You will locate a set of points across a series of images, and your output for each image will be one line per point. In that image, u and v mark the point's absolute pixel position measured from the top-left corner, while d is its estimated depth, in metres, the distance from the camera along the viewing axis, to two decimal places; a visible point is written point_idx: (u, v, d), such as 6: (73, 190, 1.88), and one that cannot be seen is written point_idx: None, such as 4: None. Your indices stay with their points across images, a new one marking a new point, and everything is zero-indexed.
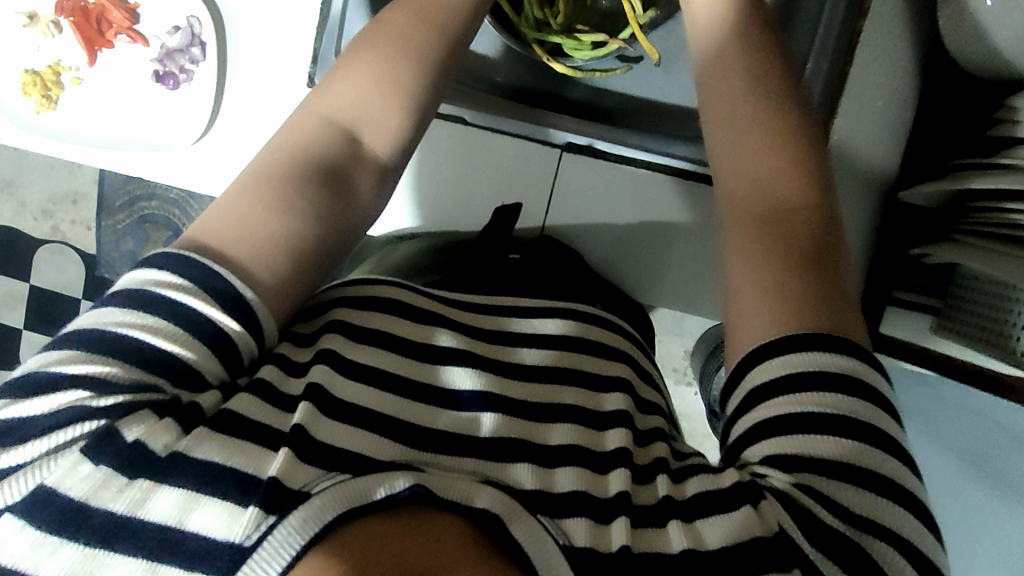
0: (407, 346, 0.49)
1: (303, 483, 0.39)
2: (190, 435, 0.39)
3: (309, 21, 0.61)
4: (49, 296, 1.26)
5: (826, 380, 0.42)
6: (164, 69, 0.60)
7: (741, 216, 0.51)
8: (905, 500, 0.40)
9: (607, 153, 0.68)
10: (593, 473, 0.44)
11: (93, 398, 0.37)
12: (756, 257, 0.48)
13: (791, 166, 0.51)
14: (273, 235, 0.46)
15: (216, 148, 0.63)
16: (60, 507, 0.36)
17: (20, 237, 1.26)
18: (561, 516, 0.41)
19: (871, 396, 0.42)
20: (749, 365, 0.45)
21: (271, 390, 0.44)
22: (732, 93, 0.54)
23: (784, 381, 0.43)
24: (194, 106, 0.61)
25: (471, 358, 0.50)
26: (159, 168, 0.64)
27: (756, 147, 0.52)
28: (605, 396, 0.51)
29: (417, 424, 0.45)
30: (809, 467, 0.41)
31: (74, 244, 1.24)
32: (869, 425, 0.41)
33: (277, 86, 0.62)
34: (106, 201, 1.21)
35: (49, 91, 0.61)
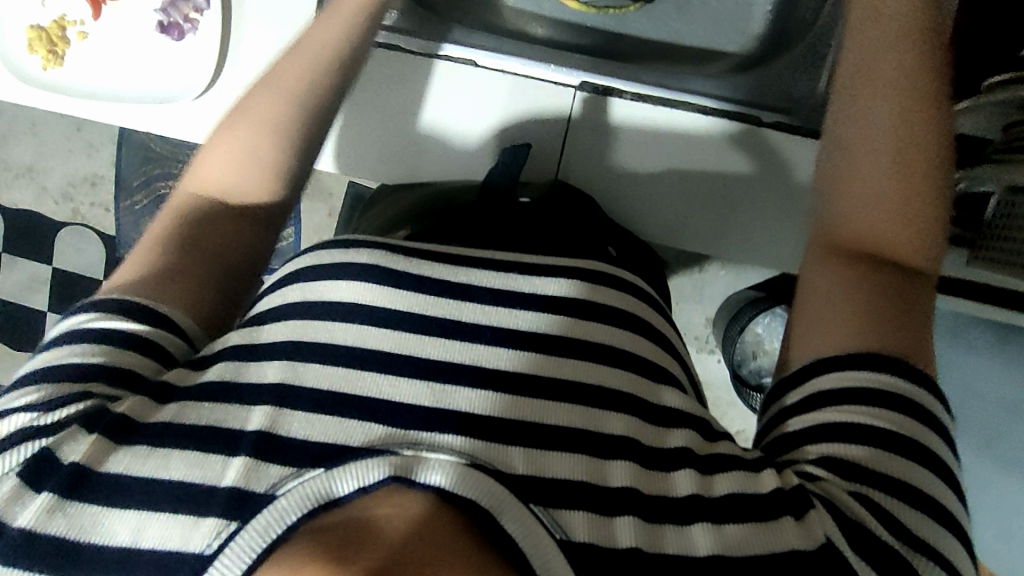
0: (400, 318, 0.45)
1: (269, 484, 0.37)
2: (131, 452, 0.39)
3: None
4: (72, 278, 1.27)
5: (886, 393, 0.40)
6: (169, 20, 0.60)
7: (837, 196, 0.48)
8: (945, 520, 0.38)
9: (625, 90, 0.64)
10: (597, 461, 0.41)
11: (30, 420, 0.38)
12: (844, 278, 0.45)
13: (918, 160, 0.45)
14: (207, 220, 0.50)
15: (217, 102, 0.62)
16: (14, 538, 0.36)
17: (42, 220, 1.27)
18: (556, 506, 0.38)
19: (930, 421, 0.40)
20: (815, 370, 0.43)
21: (223, 388, 0.42)
22: (885, 74, 0.47)
23: (851, 391, 0.41)
24: (197, 57, 0.60)
25: (449, 330, 0.45)
26: (161, 122, 0.62)
27: (889, 140, 0.46)
28: (625, 372, 0.46)
29: (386, 400, 0.41)
30: (867, 477, 0.39)
31: (94, 226, 1.25)
32: (923, 449, 0.39)
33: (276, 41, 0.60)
34: (124, 182, 1.22)
35: (55, 47, 0.61)
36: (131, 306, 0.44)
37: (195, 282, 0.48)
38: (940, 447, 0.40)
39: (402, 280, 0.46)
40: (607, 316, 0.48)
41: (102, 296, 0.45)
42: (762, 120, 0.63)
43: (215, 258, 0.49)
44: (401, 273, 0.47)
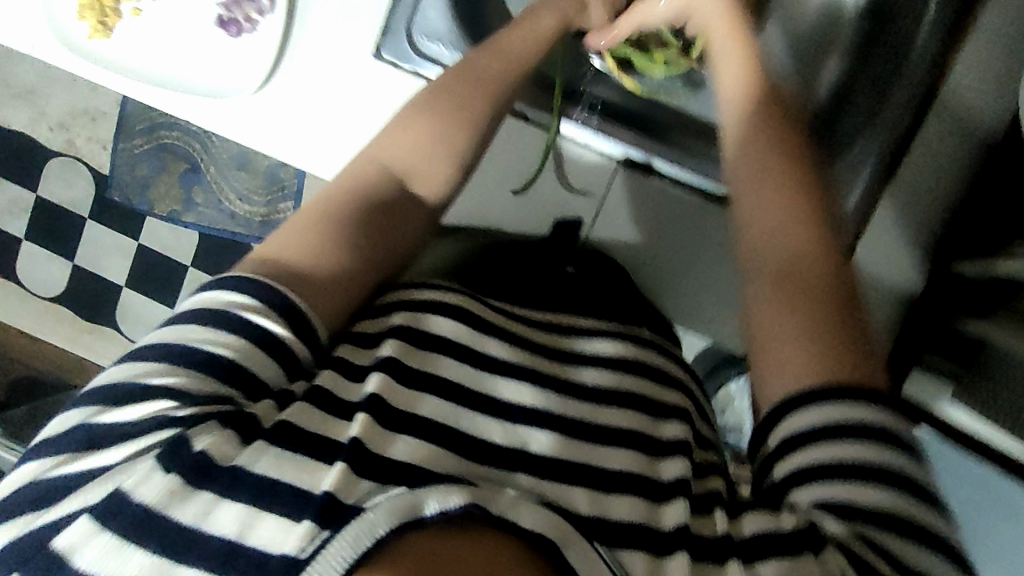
0: (475, 358, 0.45)
1: (356, 498, 0.34)
2: (252, 449, 0.35)
3: None
4: (58, 210, 1.23)
5: (856, 422, 0.39)
6: (229, 15, 0.59)
7: (758, 271, 0.46)
8: (934, 543, 0.37)
9: (664, 170, 0.64)
10: (646, 502, 0.40)
11: (165, 408, 0.35)
12: (780, 302, 0.44)
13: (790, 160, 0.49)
14: (374, 211, 0.48)
15: (268, 104, 0.61)
16: (132, 513, 0.32)
17: (32, 147, 1.21)
18: (616, 546, 0.37)
19: (902, 447, 0.39)
20: (780, 412, 0.41)
21: (328, 398, 0.40)
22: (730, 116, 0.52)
23: (824, 427, 0.39)
24: (254, 57, 0.59)
25: (526, 372, 0.45)
26: (206, 114, 0.62)
27: (754, 162, 0.49)
28: (665, 424, 0.45)
29: (462, 432, 0.40)
30: (861, 510, 0.37)
31: (88, 162, 1.20)
32: (900, 476, 0.38)
33: (337, 55, 0.60)
34: (126, 124, 1.16)
35: (106, 19, 0.59)
36: (275, 301, 0.41)
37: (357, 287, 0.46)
38: (919, 471, 0.39)
39: (476, 322, 0.47)
40: (612, 364, 0.48)
41: (245, 275, 0.41)
42: None
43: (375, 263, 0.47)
44: (480, 322, 0.47)
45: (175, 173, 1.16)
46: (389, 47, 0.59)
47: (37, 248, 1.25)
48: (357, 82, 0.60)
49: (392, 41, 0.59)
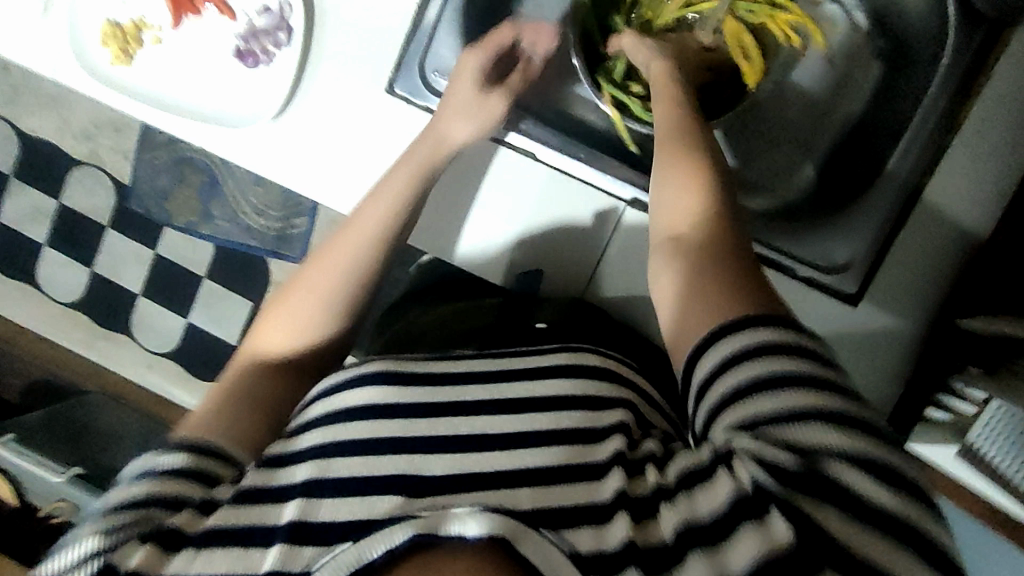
0: (425, 407, 0.43)
1: (302, 565, 0.34)
2: (179, 556, 0.36)
3: (398, 25, 0.60)
4: (79, 219, 1.25)
5: (773, 344, 0.37)
6: (247, 47, 0.60)
7: (664, 243, 0.46)
8: (896, 485, 0.33)
9: None
10: (585, 480, 0.38)
11: (89, 547, 0.36)
12: (676, 263, 0.44)
13: (706, 220, 0.45)
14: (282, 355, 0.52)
15: (280, 134, 0.62)
16: None
17: (56, 156, 1.24)
18: (563, 530, 0.35)
19: (835, 388, 0.35)
20: (702, 345, 0.39)
21: (257, 492, 0.40)
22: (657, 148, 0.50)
23: (740, 350, 0.37)
24: (269, 88, 0.60)
25: (450, 407, 0.44)
26: (219, 140, 0.62)
27: (685, 217, 0.46)
28: (605, 412, 0.45)
29: (405, 475, 0.38)
30: (782, 442, 0.34)
31: (109, 172, 1.23)
32: (841, 415, 0.35)
33: (350, 88, 0.60)
34: (150, 136, 1.19)
35: (128, 47, 0.61)
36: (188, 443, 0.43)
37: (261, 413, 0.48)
38: (858, 405, 0.35)
39: (398, 376, 0.46)
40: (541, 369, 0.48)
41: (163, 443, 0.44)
42: (796, 273, 0.60)
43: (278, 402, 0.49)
44: (400, 372, 0.46)
45: (194, 185, 1.18)
46: (402, 82, 0.60)
47: (58, 255, 1.26)
48: (368, 116, 0.61)
49: (405, 76, 0.60)
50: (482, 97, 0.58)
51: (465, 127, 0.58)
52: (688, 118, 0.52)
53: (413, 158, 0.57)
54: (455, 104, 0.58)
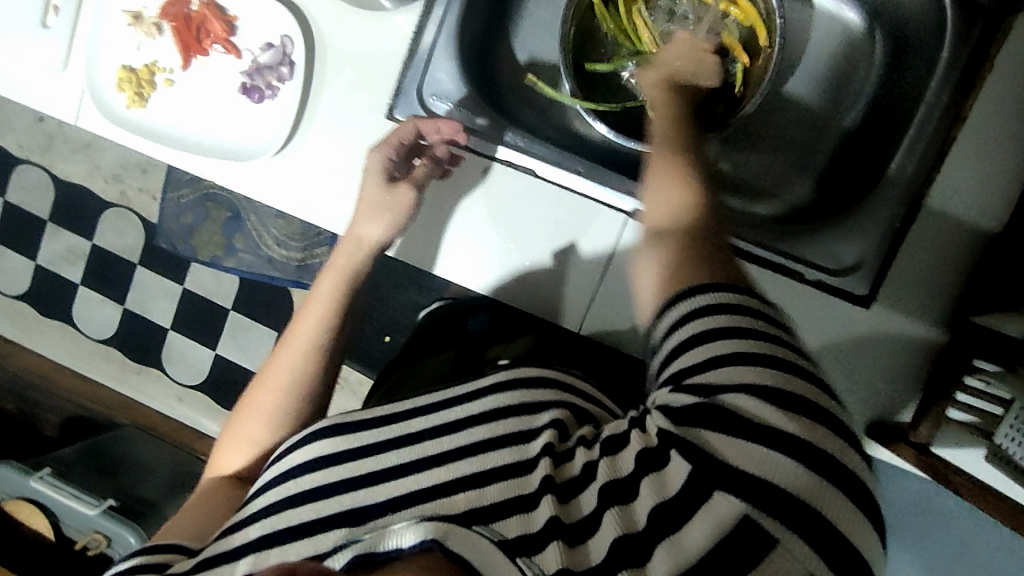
0: (364, 442, 0.40)
1: None
2: None
3: (395, 55, 0.62)
4: (110, 257, 1.29)
5: (747, 334, 0.38)
6: (251, 82, 0.63)
7: (651, 245, 0.46)
8: (822, 428, 0.35)
9: None
10: (516, 472, 0.38)
11: None
12: (662, 263, 0.44)
13: (684, 224, 0.45)
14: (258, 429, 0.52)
15: (286, 164, 0.63)
16: None
17: (89, 198, 1.29)
18: (493, 520, 0.35)
19: (789, 403, 0.35)
20: (676, 321, 0.40)
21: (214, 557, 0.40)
22: (647, 158, 0.50)
23: (713, 330, 0.38)
24: (275, 122, 0.62)
25: (394, 437, 0.40)
26: (226, 173, 0.64)
27: (669, 218, 0.46)
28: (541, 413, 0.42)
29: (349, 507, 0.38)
30: (718, 413, 0.35)
31: (137, 211, 1.27)
32: (778, 426, 0.35)
33: (351, 117, 0.62)
34: (174, 176, 1.21)
35: (142, 90, 0.64)
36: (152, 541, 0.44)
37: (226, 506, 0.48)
38: (808, 428, 0.35)
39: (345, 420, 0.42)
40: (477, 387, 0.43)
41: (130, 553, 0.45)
42: (805, 277, 0.58)
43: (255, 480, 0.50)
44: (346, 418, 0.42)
45: (216, 221, 1.19)
46: (402, 108, 0.61)
47: (92, 293, 1.31)
48: (370, 142, 0.62)
49: (404, 102, 0.61)
50: (390, 189, 0.57)
51: (375, 225, 0.57)
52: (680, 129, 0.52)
53: (334, 266, 0.56)
54: (368, 201, 0.57)
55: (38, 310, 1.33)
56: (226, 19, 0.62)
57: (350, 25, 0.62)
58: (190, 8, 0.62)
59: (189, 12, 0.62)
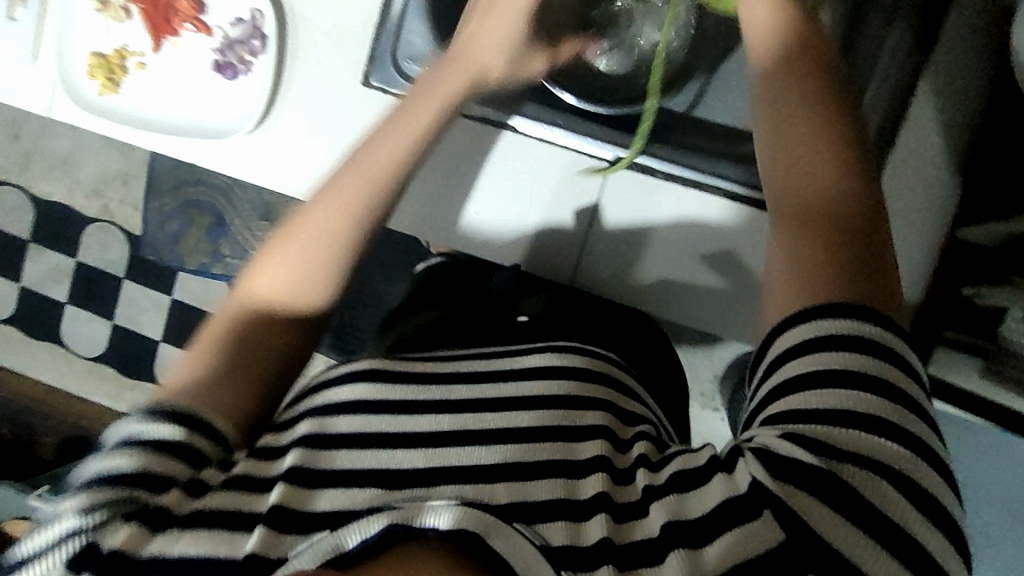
0: (406, 429, 0.40)
1: (285, 551, 0.34)
2: (163, 534, 0.36)
3: (366, 19, 0.61)
4: (94, 273, 1.27)
5: (847, 340, 0.36)
6: (224, 59, 0.62)
7: (786, 221, 0.43)
8: (919, 452, 0.34)
9: (658, 170, 0.61)
10: (564, 477, 0.37)
11: (69, 528, 0.35)
12: (808, 246, 0.41)
13: (827, 207, 0.42)
14: (255, 324, 0.48)
15: (265, 139, 0.63)
16: None
17: (69, 214, 1.26)
18: (536, 520, 0.35)
19: (885, 393, 0.35)
20: (779, 325, 0.39)
21: (248, 479, 0.39)
22: (775, 108, 0.46)
23: (809, 342, 0.37)
24: (250, 96, 0.62)
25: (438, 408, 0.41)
26: (207, 154, 0.64)
27: (805, 190, 0.43)
28: (589, 411, 0.42)
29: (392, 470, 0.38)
30: (807, 420, 0.35)
31: (121, 223, 1.24)
32: (872, 414, 0.34)
33: (328, 87, 0.62)
34: (155, 184, 1.20)
35: (114, 75, 0.63)
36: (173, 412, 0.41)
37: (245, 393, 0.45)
38: (899, 414, 0.34)
39: (397, 380, 0.42)
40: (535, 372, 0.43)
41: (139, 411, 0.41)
42: None
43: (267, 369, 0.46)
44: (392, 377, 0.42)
45: (202, 227, 1.18)
46: (378, 75, 0.61)
47: (79, 310, 1.28)
48: (344, 112, 0.62)
49: (380, 69, 0.61)
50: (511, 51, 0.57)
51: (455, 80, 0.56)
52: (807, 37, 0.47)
53: (405, 125, 0.52)
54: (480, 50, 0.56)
55: (28, 332, 1.30)
56: None
57: None
58: None
59: None
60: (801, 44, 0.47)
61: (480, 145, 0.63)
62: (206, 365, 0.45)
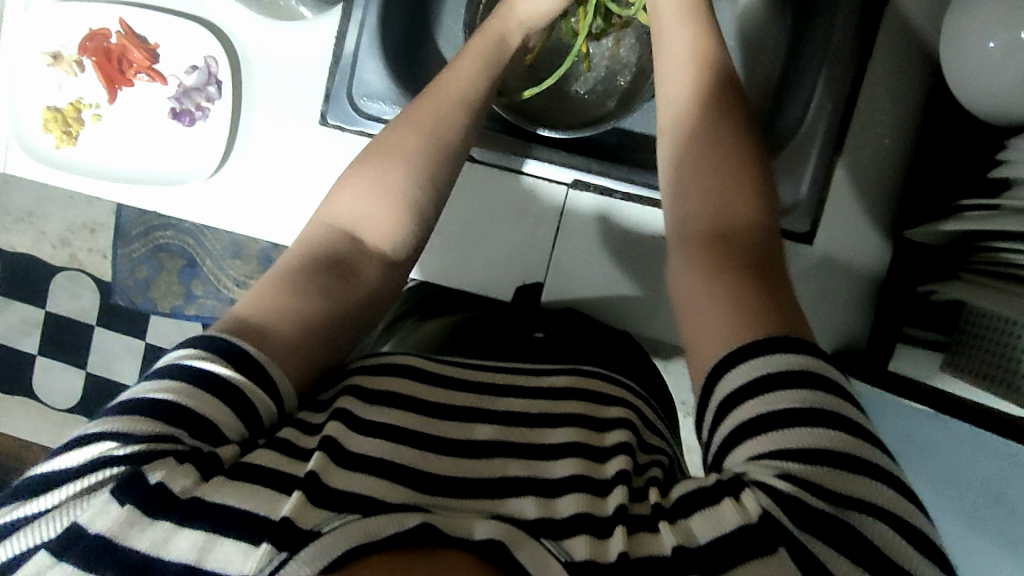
0: (424, 441, 0.38)
1: (315, 523, 0.31)
2: (211, 482, 0.32)
3: (320, 62, 0.62)
4: (65, 323, 1.25)
5: (806, 376, 0.34)
6: (181, 107, 0.63)
7: (694, 245, 0.45)
8: (882, 476, 0.32)
9: (616, 190, 0.63)
10: (588, 493, 0.35)
11: (105, 450, 0.32)
12: (705, 263, 0.43)
13: (725, 227, 0.45)
14: (337, 251, 0.45)
15: (228, 182, 0.63)
16: (89, 545, 0.30)
17: (37, 266, 1.24)
18: (562, 535, 0.33)
19: (849, 429, 0.33)
20: (727, 357, 0.37)
21: (290, 446, 0.36)
22: (680, 136, 0.50)
23: (761, 380, 0.35)
24: (209, 141, 0.62)
25: (459, 412, 0.40)
26: (170, 202, 0.64)
27: (702, 220, 0.46)
28: (607, 433, 0.40)
29: (432, 472, 0.36)
30: (789, 457, 0.32)
31: (90, 272, 1.22)
32: (834, 449, 0.32)
33: (286, 129, 0.63)
34: (123, 230, 1.19)
35: (70, 128, 0.63)
36: (229, 349, 0.36)
37: (320, 334, 0.41)
38: (865, 447, 0.33)
39: (439, 381, 0.42)
40: (550, 393, 0.43)
41: (205, 333, 0.37)
42: None
43: (322, 315, 0.42)
44: (431, 373, 0.42)
45: (172, 270, 1.17)
46: (334, 112, 0.62)
47: (51, 362, 1.25)
48: (299, 155, 0.62)
49: (335, 107, 0.62)
50: None
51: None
52: (710, 53, 0.53)
53: (458, 81, 0.53)
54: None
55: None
56: (147, 48, 0.62)
57: (269, 37, 0.62)
58: (110, 41, 0.62)
59: (109, 45, 0.62)
60: (722, 111, 0.50)
61: (465, 184, 0.64)
62: (260, 287, 0.42)
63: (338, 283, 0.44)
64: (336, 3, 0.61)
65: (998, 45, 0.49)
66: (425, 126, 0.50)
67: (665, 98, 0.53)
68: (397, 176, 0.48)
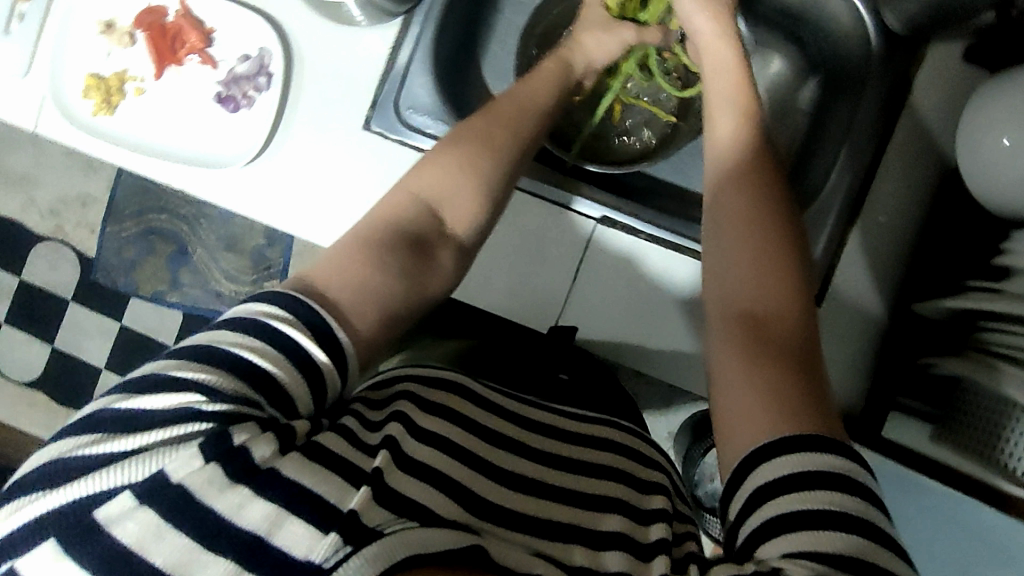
0: (481, 465, 0.40)
1: (378, 522, 0.32)
2: (286, 457, 0.33)
3: (371, 71, 0.64)
4: (39, 294, 1.18)
5: (829, 479, 0.36)
6: (227, 92, 0.63)
7: (735, 341, 0.45)
8: None
9: (642, 232, 0.65)
10: None
11: (193, 402, 0.32)
12: (751, 360, 0.44)
13: (774, 329, 0.45)
14: (408, 236, 0.45)
15: (261, 173, 0.64)
16: (170, 497, 0.30)
17: (16, 230, 1.18)
18: None
19: (875, 535, 0.34)
20: (757, 453, 0.39)
21: (352, 435, 0.38)
22: (728, 206, 0.52)
23: (784, 479, 0.37)
24: (251, 128, 0.63)
25: (512, 445, 0.43)
26: (198, 183, 0.64)
27: (751, 311, 0.47)
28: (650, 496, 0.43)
29: (486, 499, 0.38)
30: (822, 558, 0.33)
31: (74, 245, 1.18)
32: (862, 555, 0.34)
33: (329, 128, 0.63)
34: (116, 208, 1.16)
35: (110, 97, 0.63)
36: (310, 320, 0.37)
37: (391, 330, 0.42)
38: (885, 554, 0.34)
39: (495, 409, 0.46)
40: (594, 445, 0.47)
41: (282, 289, 0.38)
42: None
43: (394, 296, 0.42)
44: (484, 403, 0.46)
45: (162, 255, 1.14)
46: (377, 119, 0.63)
47: (17, 332, 1.19)
48: (336, 157, 0.63)
49: (380, 115, 0.63)
50: None
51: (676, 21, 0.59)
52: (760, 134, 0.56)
53: (526, 100, 0.55)
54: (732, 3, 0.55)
55: None
56: (203, 31, 0.64)
57: (325, 39, 0.64)
58: (166, 20, 0.63)
59: (165, 23, 0.63)
60: (774, 190, 0.52)
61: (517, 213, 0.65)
62: (335, 253, 0.42)
63: (417, 266, 0.44)
64: (395, 17, 0.64)
65: (1012, 143, 0.53)
66: (513, 139, 0.52)
67: (716, 164, 0.56)
68: (452, 181, 0.48)
